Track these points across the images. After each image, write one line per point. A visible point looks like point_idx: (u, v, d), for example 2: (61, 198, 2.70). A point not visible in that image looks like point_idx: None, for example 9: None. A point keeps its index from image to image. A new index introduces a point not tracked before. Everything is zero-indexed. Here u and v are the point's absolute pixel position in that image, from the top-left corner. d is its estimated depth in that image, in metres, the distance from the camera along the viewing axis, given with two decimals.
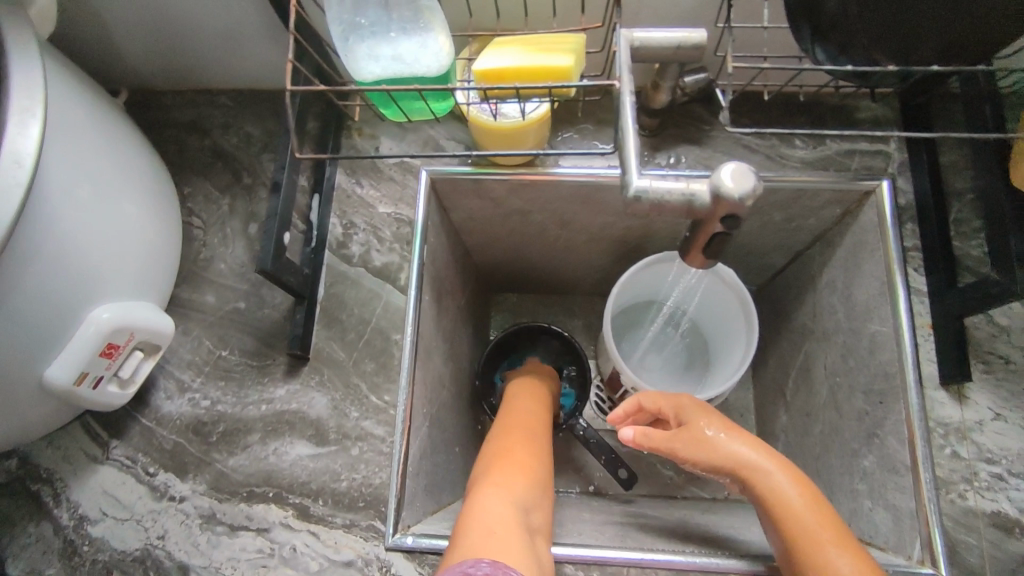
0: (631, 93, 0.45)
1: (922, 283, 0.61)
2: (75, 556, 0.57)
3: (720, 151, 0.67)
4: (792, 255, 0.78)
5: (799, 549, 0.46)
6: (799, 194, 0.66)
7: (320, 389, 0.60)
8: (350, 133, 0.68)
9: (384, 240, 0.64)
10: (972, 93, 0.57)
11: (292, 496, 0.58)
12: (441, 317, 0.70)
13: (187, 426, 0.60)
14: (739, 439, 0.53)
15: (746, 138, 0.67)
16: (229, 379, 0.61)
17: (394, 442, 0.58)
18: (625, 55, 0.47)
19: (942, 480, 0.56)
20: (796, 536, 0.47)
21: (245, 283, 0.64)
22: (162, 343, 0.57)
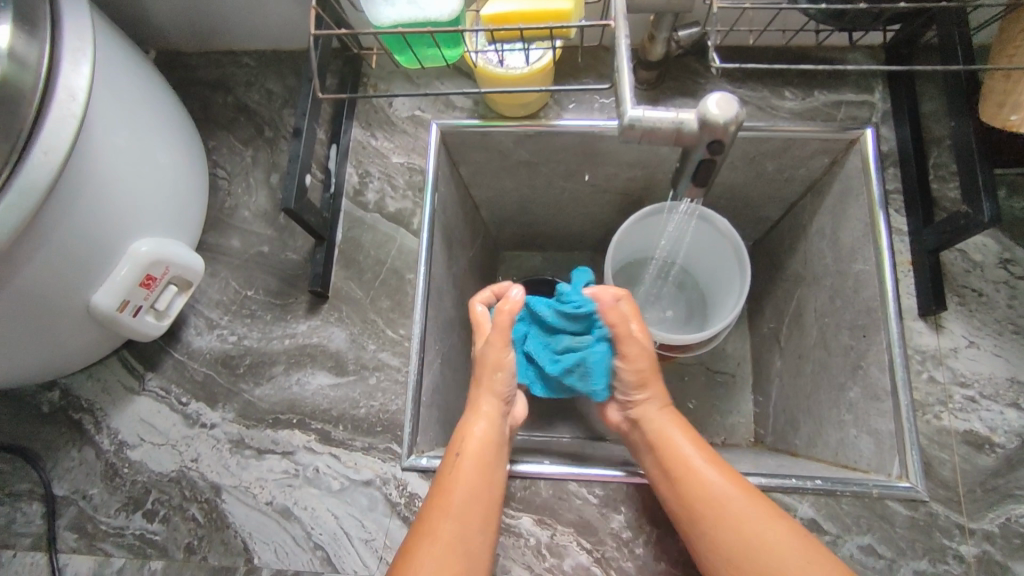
0: (626, 35, 0.50)
1: (903, 223, 0.65)
2: (116, 477, 0.62)
3: None
4: (787, 207, 0.83)
5: (685, 484, 0.54)
6: (788, 143, 0.71)
7: (339, 325, 0.65)
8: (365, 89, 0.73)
9: (398, 188, 0.69)
10: (944, 35, 0.61)
11: (314, 423, 0.62)
12: (451, 263, 0.75)
13: (216, 359, 0.65)
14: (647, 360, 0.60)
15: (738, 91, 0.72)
16: (254, 317, 0.66)
17: (409, 371, 0.63)
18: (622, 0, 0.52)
19: (919, 403, 0.60)
20: (684, 473, 0.54)
21: (270, 229, 0.69)
22: (194, 279, 0.62)
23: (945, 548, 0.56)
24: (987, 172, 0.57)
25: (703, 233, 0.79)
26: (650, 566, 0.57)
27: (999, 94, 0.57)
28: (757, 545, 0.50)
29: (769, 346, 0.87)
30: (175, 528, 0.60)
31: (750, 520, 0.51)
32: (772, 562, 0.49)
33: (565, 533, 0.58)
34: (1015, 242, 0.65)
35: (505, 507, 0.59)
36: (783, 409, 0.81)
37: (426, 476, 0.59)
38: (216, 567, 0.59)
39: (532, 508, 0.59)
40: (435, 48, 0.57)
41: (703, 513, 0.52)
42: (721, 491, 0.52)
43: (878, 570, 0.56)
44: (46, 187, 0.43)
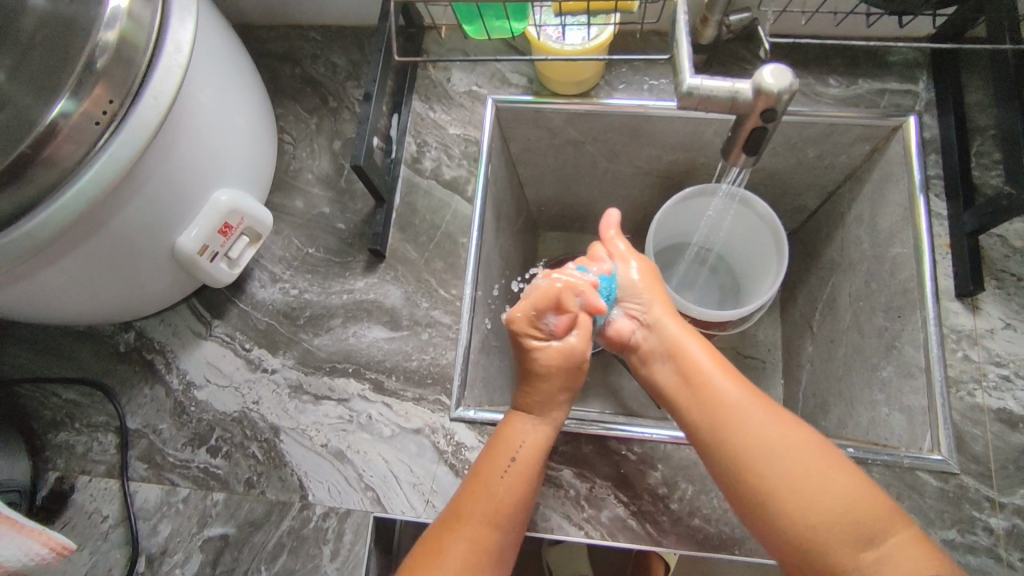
0: (687, 13, 0.53)
1: (943, 208, 0.67)
2: (183, 414, 0.66)
3: None
4: (825, 195, 0.85)
5: (718, 409, 0.57)
6: (831, 129, 0.72)
7: (395, 283, 0.69)
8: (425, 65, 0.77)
9: (454, 157, 0.73)
10: (993, 26, 0.64)
11: (368, 372, 0.66)
12: (499, 233, 0.78)
13: (278, 310, 0.69)
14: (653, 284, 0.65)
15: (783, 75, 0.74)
16: (315, 273, 0.70)
17: (460, 328, 0.66)
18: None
19: (953, 379, 0.62)
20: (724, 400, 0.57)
21: (330, 191, 0.74)
22: (264, 233, 0.66)
23: (974, 519, 0.58)
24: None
25: (744, 219, 0.80)
26: (684, 521, 0.59)
27: None
28: (799, 467, 0.53)
29: (801, 332, 0.88)
30: (236, 463, 0.64)
31: (784, 438, 0.55)
32: (809, 475, 0.53)
33: (603, 486, 0.61)
34: None
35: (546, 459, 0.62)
36: (814, 392, 0.83)
37: (473, 428, 0.63)
38: (273, 501, 0.62)
39: (573, 462, 0.62)
40: (503, 19, 0.63)
41: (750, 450, 0.55)
42: (758, 414, 0.56)
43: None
44: (154, 126, 0.50)
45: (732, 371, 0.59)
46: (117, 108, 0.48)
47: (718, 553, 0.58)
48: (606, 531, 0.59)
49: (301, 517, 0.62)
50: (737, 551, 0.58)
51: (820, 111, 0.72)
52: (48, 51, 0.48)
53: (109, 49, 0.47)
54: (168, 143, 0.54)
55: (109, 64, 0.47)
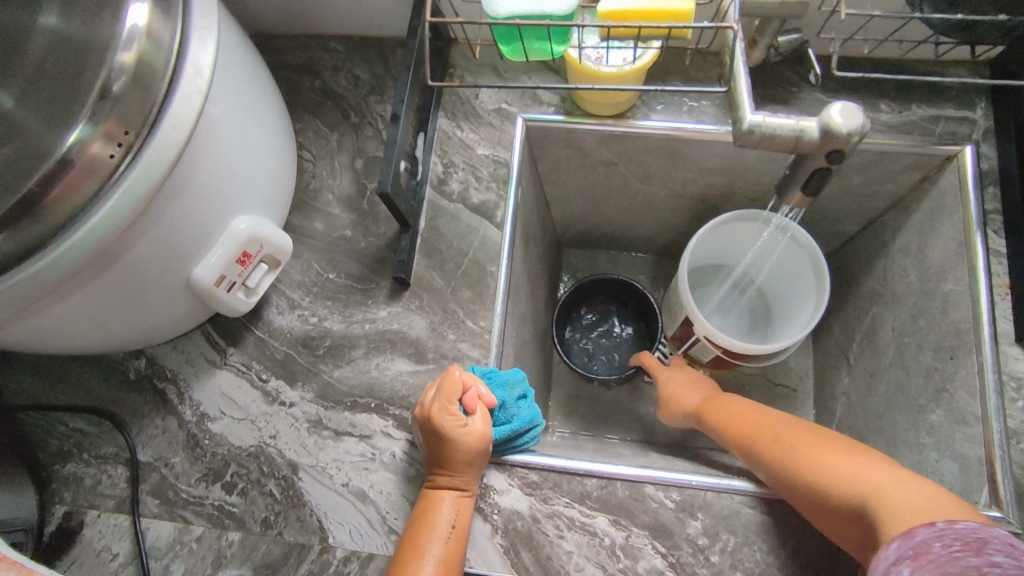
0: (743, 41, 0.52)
1: (1002, 245, 0.64)
2: (197, 448, 0.63)
3: (807, 112, 0.68)
4: (865, 222, 0.81)
5: (761, 446, 0.55)
6: (880, 156, 0.69)
7: (420, 313, 0.65)
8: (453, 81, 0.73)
9: (482, 179, 0.70)
10: None
11: (392, 408, 0.62)
12: (527, 258, 0.75)
13: (297, 339, 0.66)
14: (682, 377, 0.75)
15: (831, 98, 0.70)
16: (335, 299, 0.67)
17: (488, 363, 0.63)
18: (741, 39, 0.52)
19: (1013, 431, 0.58)
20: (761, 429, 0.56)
21: (352, 212, 0.70)
22: (283, 259, 0.64)
23: None
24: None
25: (788, 249, 0.77)
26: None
27: None
28: (824, 461, 0.49)
29: (836, 362, 0.85)
30: (252, 501, 0.61)
31: (813, 444, 0.51)
32: (837, 475, 0.48)
33: (640, 536, 0.56)
34: None
35: (580, 505, 0.57)
36: (850, 428, 0.79)
37: (502, 470, 0.58)
38: (291, 542, 0.59)
39: (608, 509, 0.57)
40: (544, 41, 0.59)
41: (792, 478, 0.51)
42: (792, 436, 0.53)
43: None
44: (173, 158, 0.46)
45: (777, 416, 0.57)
46: (132, 139, 0.45)
47: None
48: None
49: (320, 560, 0.58)
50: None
51: (872, 137, 0.68)
52: (61, 71, 0.45)
53: (126, 72, 0.44)
54: (184, 173, 0.50)
55: (126, 88, 0.44)
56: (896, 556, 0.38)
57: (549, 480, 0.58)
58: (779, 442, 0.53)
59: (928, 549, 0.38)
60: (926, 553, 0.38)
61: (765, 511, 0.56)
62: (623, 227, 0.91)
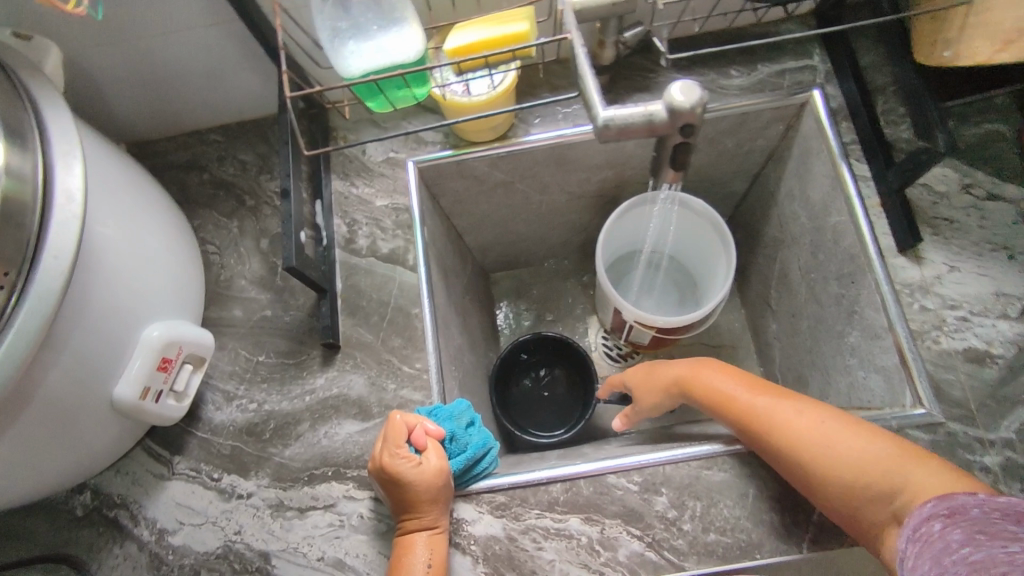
0: (584, 48, 0.56)
1: (866, 170, 0.70)
2: (162, 566, 0.61)
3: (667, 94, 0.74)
4: (752, 178, 0.87)
5: (767, 434, 0.53)
6: (743, 117, 0.75)
7: (356, 371, 0.66)
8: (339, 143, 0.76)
9: (387, 229, 0.72)
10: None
11: (349, 471, 0.62)
12: (449, 291, 0.77)
13: (241, 429, 0.65)
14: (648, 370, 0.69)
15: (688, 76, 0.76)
16: (270, 380, 0.67)
17: (432, 402, 0.64)
18: (581, 47, 0.56)
19: (918, 332, 0.62)
20: (762, 413, 0.54)
21: (268, 292, 0.71)
22: (207, 355, 0.64)
23: (970, 463, 0.57)
24: (937, 106, 0.62)
25: (690, 220, 0.81)
26: (701, 539, 0.57)
27: (931, 32, 0.62)
28: (837, 453, 0.50)
29: (763, 313, 0.89)
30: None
31: (821, 430, 0.51)
32: (845, 458, 0.49)
33: (613, 526, 0.57)
34: (972, 166, 0.68)
35: (550, 512, 0.58)
36: (789, 370, 0.83)
37: (471, 501, 0.59)
38: None
39: (578, 508, 0.58)
40: (404, 89, 0.62)
41: (811, 462, 0.50)
42: (793, 418, 0.53)
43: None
44: (61, 287, 0.46)
45: (766, 386, 0.57)
46: (13, 279, 0.45)
47: (742, 564, 0.56)
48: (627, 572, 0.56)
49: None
50: (759, 556, 0.56)
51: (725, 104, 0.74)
52: None
53: None
54: (80, 296, 0.50)
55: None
56: (931, 513, 0.43)
57: (516, 498, 0.59)
58: (789, 424, 0.53)
59: (964, 511, 0.42)
60: (960, 513, 0.42)
61: (722, 469, 0.59)
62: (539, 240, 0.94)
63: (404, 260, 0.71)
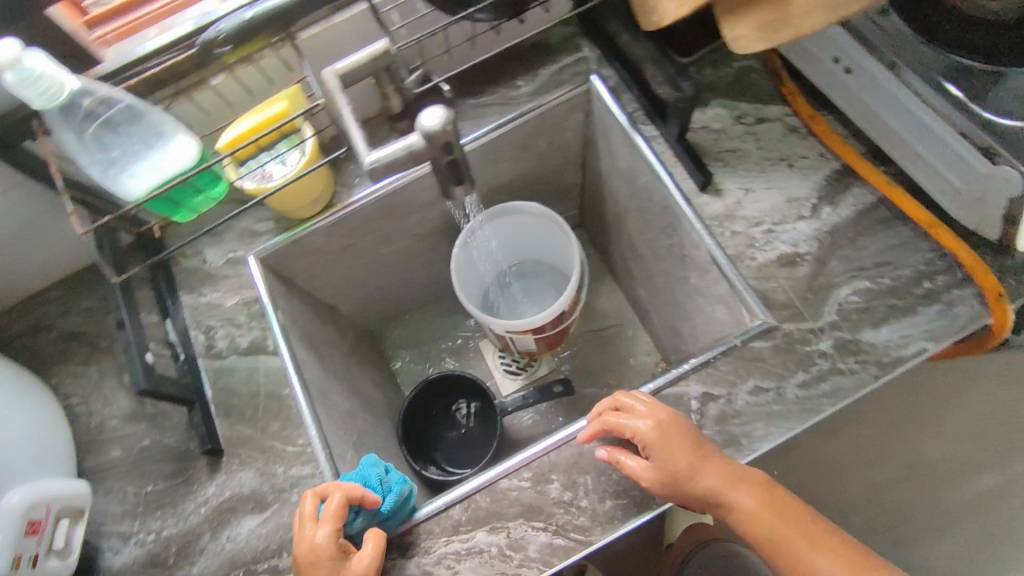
0: (351, 106, 0.60)
1: (653, 130, 0.76)
2: None
3: (466, 121, 0.81)
4: (579, 168, 0.94)
5: (759, 535, 0.57)
6: (539, 118, 0.81)
7: (244, 468, 0.67)
8: (178, 259, 0.78)
9: (242, 324, 0.74)
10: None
11: (259, 566, 0.62)
12: (325, 362, 0.79)
13: (143, 565, 0.64)
14: (672, 453, 0.56)
15: (481, 99, 0.82)
16: (162, 506, 0.66)
17: (323, 471, 0.65)
18: (345, 105, 0.59)
19: (735, 255, 0.68)
20: (758, 520, 0.57)
21: (141, 422, 0.71)
22: (85, 503, 0.63)
23: (811, 354, 0.63)
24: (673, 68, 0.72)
25: (530, 225, 0.87)
26: (599, 509, 0.59)
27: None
28: None
29: (632, 285, 0.94)
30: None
31: (804, 533, 0.57)
32: None
33: (517, 526, 0.59)
34: (737, 100, 0.76)
35: (455, 535, 0.59)
36: (667, 327, 0.88)
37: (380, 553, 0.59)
38: None
39: (481, 521, 0.59)
40: (199, 193, 0.67)
41: (790, 553, 0.56)
42: (778, 523, 0.57)
43: (779, 396, 0.62)
44: None
45: (762, 487, 0.57)
46: None
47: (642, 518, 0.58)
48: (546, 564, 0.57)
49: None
50: (656, 505, 0.58)
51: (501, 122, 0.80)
52: None
53: None
54: None
55: None
56: None
57: (422, 533, 0.60)
58: (778, 533, 0.56)
59: None
60: None
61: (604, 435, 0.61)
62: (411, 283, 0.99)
63: (266, 348, 0.73)
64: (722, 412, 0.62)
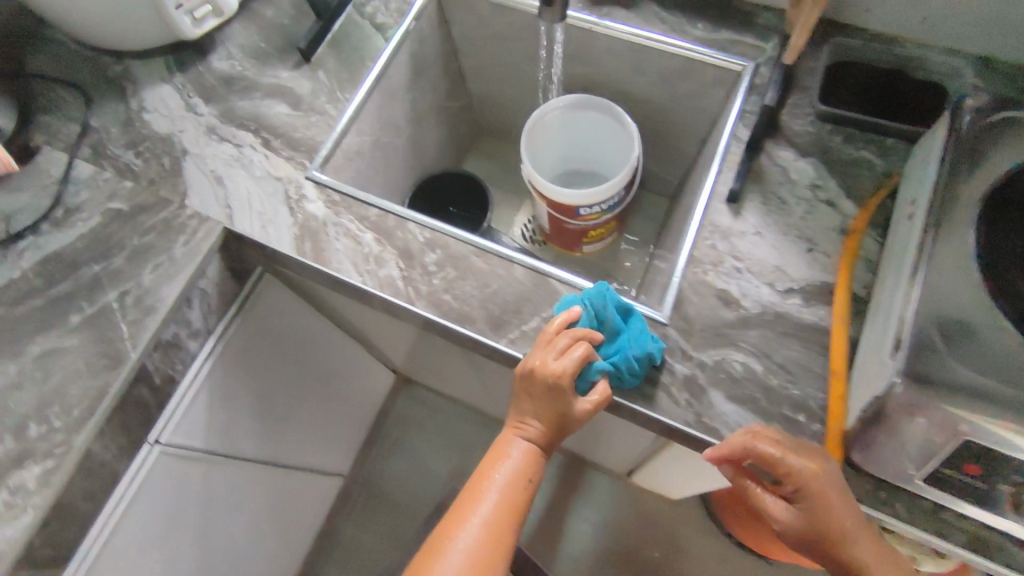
0: None
1: (744, 134, 0.74)
2: (132, 126, 0.85)
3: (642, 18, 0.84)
4: (699, 143, 0.93)
5: None
6: (688, 65, 0.82)
7: (309, 79, 0.85)
8: None
9: (390, 8, 0.89)
10: None
11: (268, 132, 0.82)
12: (415, 88, 0.93)
13: (223, 76, 0.87)
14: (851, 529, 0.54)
15: (663, 15, 0.83)
16: (256, 55, 0.88)
17: (340, 120, 0.81)
18: None
19: (696, 258, 0.69)
20: None
21: (292, 9, 0.91)
22: (227, 12, 0.85)
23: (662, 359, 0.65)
24: None
25: (596, 120, 0.91)
26: (437, 295, 0.70)
27: None
28: None
29: (657, 255, 0.98)
30: (149, 165, 0.82)
31: None
32: None
33: (364, 229, 0.74)
34: (834, 175, 0.71)
35: (357, 222, 0.75)
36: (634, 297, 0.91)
37: (317, 187, 0.77)
38: (163, 197, 0.80)
39: (371, 227, 0.74)
40: None
41: None
42: None
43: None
44: None
45: None
46: None
47: (452, 323, 0.68)
48: (353, 274, 0.72)
49: (176, 212, 0.79)
50: (469, 327, 0.68)
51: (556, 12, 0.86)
52: None
53: None
54: None
55: None
56: None
57: (345, 203, 0.76)
58: None
59: None
60: None
61: (484, 261, 0.71)
62: (505, 107, 1.07)
63: (384, 33, 0.87)
64: None
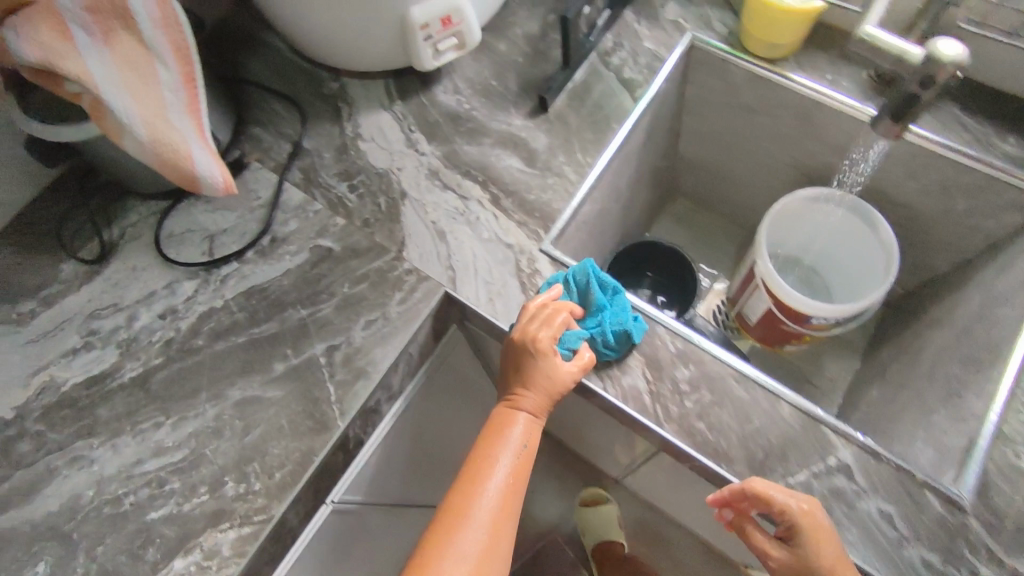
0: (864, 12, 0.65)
1: None
2: (346, 154, 0.79)
3: (937, 119, 0.74)
4: (956, 261, 0.82)
5: None
6: (985, 182, 0.71)
7: (546, 133, 0.77)
8: None
9: (639, 63, 0.81)
10: None
11: (497, 186, 0.75)
12: (643, 150, 0.85)
13: (449, 112, 0.80)
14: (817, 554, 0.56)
15: (964, 121, 0.73)
16: (486, 94, 0.81)
17: (580, 187, 0.74)
18: None
19: (1007, 435, 0.57)
20: None
21: (529, 48, 0.83)
22: (468, 47, 0.77)
23: (962, 555, 0.55)
24: None
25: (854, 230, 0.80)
26: (688, 419, 0.62)
27: None
28: None
29: (872, 371, 0.87)
30: (364, 204, 0.76)
31: None
32: None
33: (604, 322, 0.66)
34: None
35: (596, 312, 0.67)
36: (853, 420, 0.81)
37: (552, 264, 0.70)
38: (377, 242, 0.73)
39: (611, 321, 0.66)
40: None
41: None
42: None
43: (870, 532, 0.57)
44: None
45: None
46: None
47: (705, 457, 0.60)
48: (592, 377, 0.64)
49: (393, 263, 0.72)
50: (724, 466, 0.60)
51: (835, 101, 0.77)
52: None
53: None
54: None
55: None
56: None
57: (584, 287, 0.68)
58: None
59: None
60: None
61: (745, 389, 0.62)
62: (713, 173, 0.99)
63: (631, 91, 0.79)
64: (841, 490, 0.58)
